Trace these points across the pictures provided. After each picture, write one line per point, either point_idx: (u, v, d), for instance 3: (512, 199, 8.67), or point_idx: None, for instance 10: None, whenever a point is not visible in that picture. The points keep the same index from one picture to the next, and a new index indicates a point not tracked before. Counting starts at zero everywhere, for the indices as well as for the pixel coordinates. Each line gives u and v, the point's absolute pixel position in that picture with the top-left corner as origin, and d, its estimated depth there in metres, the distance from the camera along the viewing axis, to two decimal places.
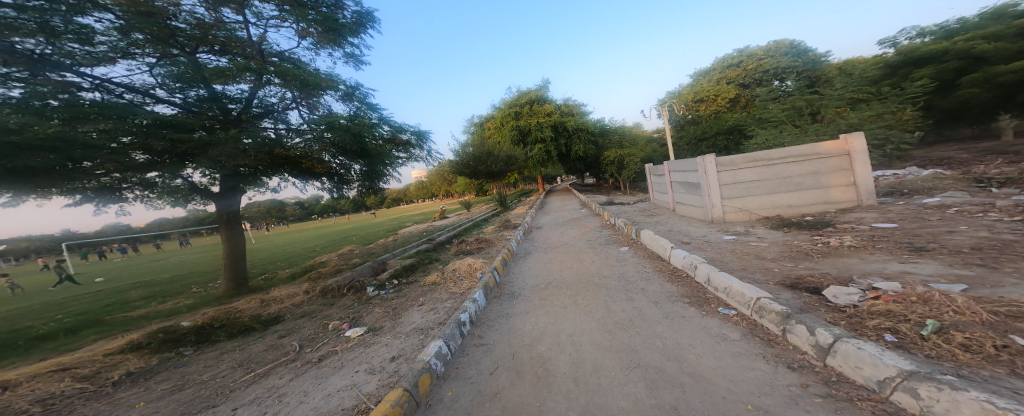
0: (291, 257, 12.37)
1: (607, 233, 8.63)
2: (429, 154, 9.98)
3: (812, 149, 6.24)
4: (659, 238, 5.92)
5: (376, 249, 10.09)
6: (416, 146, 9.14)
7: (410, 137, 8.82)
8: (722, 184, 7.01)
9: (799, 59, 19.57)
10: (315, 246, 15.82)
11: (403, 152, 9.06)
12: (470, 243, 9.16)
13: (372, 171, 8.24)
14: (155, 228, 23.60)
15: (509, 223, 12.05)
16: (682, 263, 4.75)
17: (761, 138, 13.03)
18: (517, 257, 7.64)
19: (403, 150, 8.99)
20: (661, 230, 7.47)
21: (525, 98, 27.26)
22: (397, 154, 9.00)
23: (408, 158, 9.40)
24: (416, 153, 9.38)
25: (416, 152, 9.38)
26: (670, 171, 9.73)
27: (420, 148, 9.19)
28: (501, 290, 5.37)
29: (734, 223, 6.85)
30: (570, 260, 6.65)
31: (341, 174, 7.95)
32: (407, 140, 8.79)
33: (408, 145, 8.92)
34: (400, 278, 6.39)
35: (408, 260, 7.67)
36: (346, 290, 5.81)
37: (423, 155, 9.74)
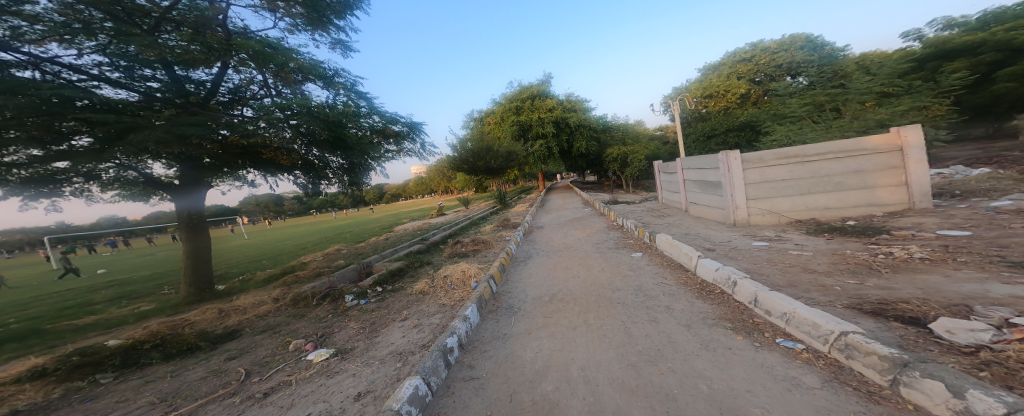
0: (278, 255, 11.66)
1: (614, 235, 7.85)
2: (422, 147, 9.27)
3: (856, 144, 5.46)
4: (679, 244, 5.14)
5: (363, 249, 9.34)
6: (408, 138, 8.45)
7: (401, 128, 8.13)
8: (748, 182, 6.22)
9: (816, 53, 18.67)
10: (305, 244, 15.07)
11: (393, 144, 8.36)
12: (465, 244, 8.42)
13: (357, 165, 7.51)
14: (147, 222, 23.03)
15: (507, 222, 11.29)
16: (711, 275, 3.98)
17: (778, 135, 12.23)
18: (515, 262, 6.87)
19: (393, 141, 8.29)
20: (677, 233, 6.71)
21: (527, 93, 26.43)
22: (387, 146, 8.29)
23: (398, 151, 8.70)
24: (407, 146, 8.69)
25: (407, 146, 8.69)
26: (682, 168, 8.98)
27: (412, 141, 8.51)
28: (497, 303, 4.62)
29: (762, 226, 6.09)
30: (575, 267, 5.89)
31: (321, 167, 7.19)
32: (397, 132, 8.09)
33: (398, 137, 8.22)
34: (384, 284, 5.64)
35: (395, 263, 6.92)
36: (321, 298, 5.02)
37: (415, 149, 9.04)
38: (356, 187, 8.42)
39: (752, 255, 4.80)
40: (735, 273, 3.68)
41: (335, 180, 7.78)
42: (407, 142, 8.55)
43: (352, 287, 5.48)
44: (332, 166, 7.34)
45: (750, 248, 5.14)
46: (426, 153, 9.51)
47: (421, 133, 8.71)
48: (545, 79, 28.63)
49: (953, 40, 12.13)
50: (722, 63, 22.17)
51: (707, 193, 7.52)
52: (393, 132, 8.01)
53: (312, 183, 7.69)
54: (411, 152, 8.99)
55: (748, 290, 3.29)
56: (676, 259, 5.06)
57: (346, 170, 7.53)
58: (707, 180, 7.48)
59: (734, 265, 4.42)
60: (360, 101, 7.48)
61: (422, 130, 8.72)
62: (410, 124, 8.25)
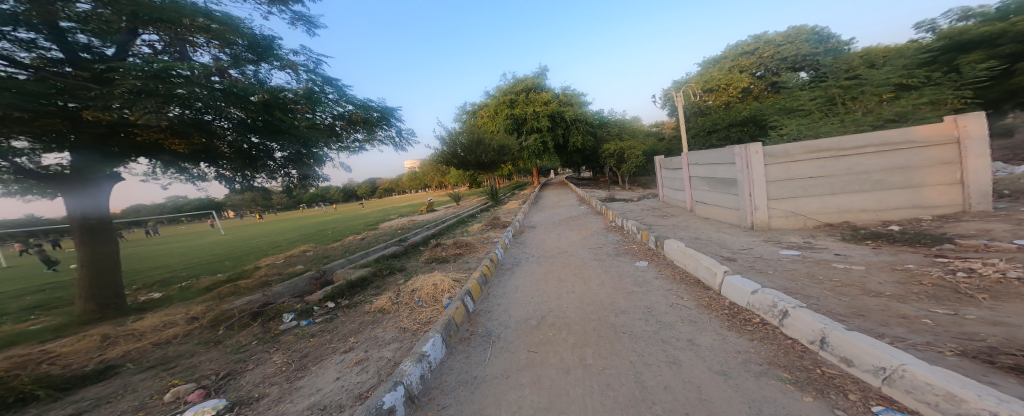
0: (242, 255, 10.60)
1: (614, 239, 6.95)
2: (396, 137, 8.34)
3: (902, 134, 4.60)
4: (695, 254, 4.23)
5: (333, 250, 8.31)
6: (380, 124, 7.54)
7: (372, 115, 7.22)
8: (769, 180, 5.33)
9: (821, 46, 17.90)
10: (279, 242, 13.99)
11: (362, 132, 7.43)
12: (446, 247, 7.45)
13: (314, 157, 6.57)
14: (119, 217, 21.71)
15: (496, 220, 10.36)
16: (747, 299, 3.06)
17: (787, 130, 11.43)
18: (501, 270, 5.95)
19: (362, 129, 7.34)
20: (686, 238, 5.82)
21: (522, 85, 25.36)
22: (355, 134, 7.37)
23: (367, 140, 7.77)
24: (380, 134, 7.77)
25: (378, 133, 7.79)
26: (688, 163, 8.14)
27: (383, 128, 7.63)
28: (472, 328, 3.71)
29: (786, 231, 5.23)
30: (566, 278, 5.01)
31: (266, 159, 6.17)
32: (368, 118, 7.12)
33: (369, 124, 7.27)
34: (338, 299, 4.63)
35: (361, 269, 5.91)
36: (250, 318, 3.94)
37: (387, 137, 8.11)
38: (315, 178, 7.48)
39: (785, 267, 3.91)
40: (785, 300, 2.77)
41: (286, 172, 6.78)
42: (380, 128, 7.63)
43: (298, 302, 4.47)
44: (278, 157, 6.30)
45: (779, 258, 4.27)
46: (402, 142, 8.57)
47: (396, 120, 7.76)
48: (541, 71, 27.54)
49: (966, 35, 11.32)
50: (724, 57, 21.30)
51: (717, 192, 6.66)
52: (363, 119, 7.06)
53: (255, 175, 6.62)
54: (385, 140, 8.05)
55: (812, 327, 2.37)
56: (692, 274, 4.16)
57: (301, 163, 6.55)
58: (717, 177, 6.61)
59: (766, 282, 3.52)
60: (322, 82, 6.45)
61: (397, 116, 7.77)
62: (383, 109, 7.31)
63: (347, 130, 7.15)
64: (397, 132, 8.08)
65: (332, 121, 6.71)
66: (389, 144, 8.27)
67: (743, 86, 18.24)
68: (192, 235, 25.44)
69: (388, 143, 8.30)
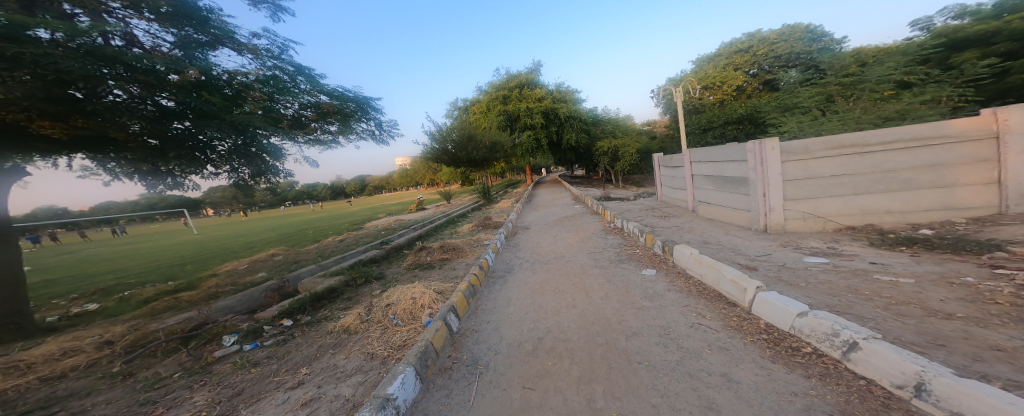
0: (208, 259, 9.73)
1: (614, 242, 6.41)
2: (376, 131, 7.65)
3: (935, 129, 4.17)
4: (714, 264, 3.72)
5: (306, 253, 7.56)
6: (357, 115, 6.84)
7: (345, 107, 6.51)
8: (786, 179, 4.83)
9: (814, 44, 17.76)
10: (253, 243, 13.07)
11: (334, 123, 6.72)
12: (431, 250, 6.78)
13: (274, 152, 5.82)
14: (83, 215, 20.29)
15: (488, 220, 9.71)
16: (793, 322, 2.54)
17: (786, 128, 11.14)
18: (492, 279, 5.37)
19: (335, 120, 6.64)
20: (694, 242, 5.30)
21: (514, 81, 24.72)
22: (326, 127, 6.66)
23: (340, 133, 7.05)
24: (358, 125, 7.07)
25: (353, 127, 7.08)
26: (690, 161, 7.67)
27: (359, 120, 6.93)
28: (456, 356, 3.14)
29: (804, 234, 4.76)
30: (562, 291, 4.48)
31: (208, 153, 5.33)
32: (340, 109, 6.42)
33: (343, 115, 6.57)
34: (297, 315, 3.95)
35: (333, 276, 5.22)
36: (181, 342, 3.22)
37: (365, 130, 7.40)
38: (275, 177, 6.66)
39: (819, 277, 3.40)
40: (850, 328, 2.24)
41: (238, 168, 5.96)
42: (357, 120, 6.93)
43: (247, 320, 3.76)
44: (223, 151, 5.45)
45: (806, 266, 3.77)
46: (383, 136, 7.89)
47: (374, 111, 7.06)
48: (534, 67, 26.88)
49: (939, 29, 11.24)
50: (718, 54, 21.10)
51: (724, 192, 6.19)
52: (335, 110, 6.35)
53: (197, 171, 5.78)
54: (363, 133, 7.35)
55: (900, 367, 1.83)
56: (712, 286, 3.64)
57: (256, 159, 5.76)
58: (724, 176, 6.14)
59: (803, 298, 2.99)
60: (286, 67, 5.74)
61: (376, 107, 7.06)
62: (359, 99, 6.61)
63: (316, 122, 6.44)
64: (377, 124, 7.38)
65: (296, 112, 5.98)
66: (368, 137, 7.58)
67: (737, 84, 18.10)
68: (164, 234, 23.98)
69: (367, 136, 7.61)
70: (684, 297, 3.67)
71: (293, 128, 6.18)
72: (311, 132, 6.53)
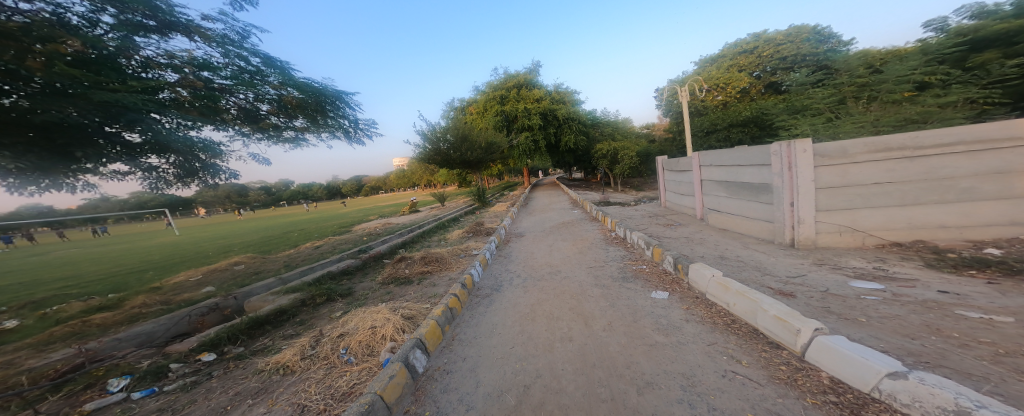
0: (174, 265, 8.96)
1: (616, 256, 5.70)
2: (351, 126, 6.95)
3: (1005, 129, 3.46)
4: (744, 291, 3.01)
5: (274, 261, 6.81)
6: (326, 111, 6.19)
7: (310, 99, 5.80)
8: (819, 187, 4.11)
9: (823, 45, 17.20)
10: (229, 247, 12.28)
11: (299, 118, 6.05)
12: (411, 261, 6.03)
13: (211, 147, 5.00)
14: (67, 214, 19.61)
15: (479, 226, 8.98)
16: (878, 383, 1.84)
17: (795, 128, 10.58)
18: (474, 298, 4.66)
19: (300, 115, 5.95)
20: (710, 257, 4.60)
21: (513, 81, 24.10)
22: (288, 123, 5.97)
23: (307, 129, 6.34)
24: (329, 122, 6.44)
25: (323, 122, 6.38)
26: (699, 165, 6.99)
27: (327, 114, 6.25)
28: (413, 411, 2.43)
29: (839, 251, 4.07)
30: (554, 319, 3.77)
31: (113, 150, 4.36)
32: (305, 103, 5.77)
33: (308, 109, 5.91)
34: (224, 348, 3.20)
35: (289, 293, 4.46)
36: (47, 390, 2.44)
37: (338, 126, 6.69)
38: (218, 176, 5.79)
39: (878, 310, 2.70)
40: (982, 404, 1.55)
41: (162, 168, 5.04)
42: (325, 116, 6.27)
43: (153, 356, 3.01)
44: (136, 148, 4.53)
45: (856, 292, 3.07)
46: (357, 135, 7.25)
47: (345, 106, 6.44)
48: (534, 68, 26.29)
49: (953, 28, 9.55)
50: (722, 56, 20.71)
51: (740, 199, 5.49)
52: (298, 103, 5.68)
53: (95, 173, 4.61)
54: (334, 130, 6.70)
55: None
56: (743, 317, 2.94)
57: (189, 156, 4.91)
58: (740, 182, 5.44)
59: (871, 342, 2.27)
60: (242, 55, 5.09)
61: (349, 101, 6.44)
62: (328, 94, 5.98)
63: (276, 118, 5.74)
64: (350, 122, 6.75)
65: (249, 104, 5.26)
66: (340, 136, 6.93)
67: (742, 85, 17.65)
68: (149, 234, 23.14)
69: (339, 135, 6.97)
70: (708, 331, 2.94)
71: (245, 122, 5.44)
72: (269, 128, 5.81)
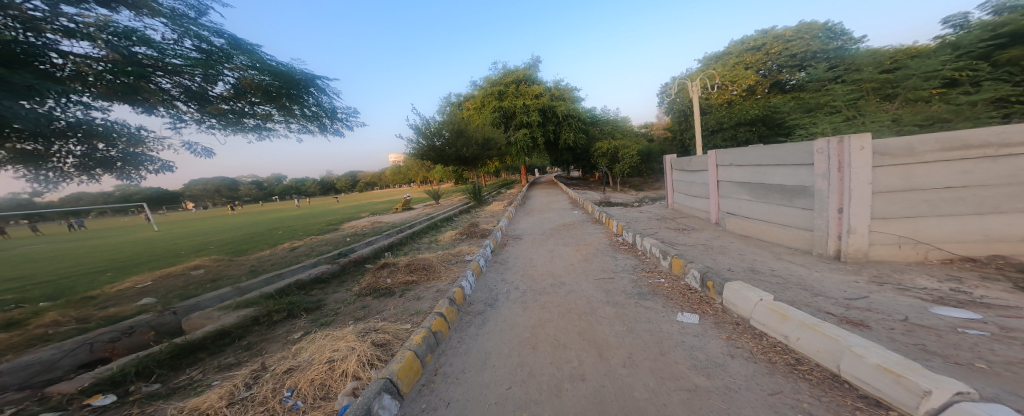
0: (135, 267, 8.10)
1: (627, 265, 5.01)
2: (327, 114, 6.18)
3: None
4: (817, 326, 2.33)
5: (241, 265, 6.04)
6: (296, 99, 5.46)
7: (272, 82, 4.98)
8: (877, 191, 3.44)
9: (833, 43, 16.66)
10: (206, 245, 11.47)
11: (263, 106, 5.28)
12: (394, 268, 5.30)
13: (122, 131, 4.02)
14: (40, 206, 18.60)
15: (474, 227, 8.26)
16: None
17: (810, 126, 9.97)
18: (464, 317, 3.95)
19: (261, 100, 5.13)
20: (740, 270, 3.93)
21: (512, 76, 23.34)
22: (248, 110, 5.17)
23: (271, 116, 5.52)
24: (300, 112, 5.70)
25: (291, 109, 5.57)
26: (715, 164, 6.34)
27: (295, 100, 5.45)
28: None
29: (899, 266, 3.41)
30: (561, 349, 3.07)
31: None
32: (268, 87, 4.99)
33: (275, 96, 5.16)
34: (128, 389, 2.45)
35: (241, 308, 3.71)
36: None
37: (311, 114, 5.92)
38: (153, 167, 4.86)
39: (995, 353, 2.03)
40: None
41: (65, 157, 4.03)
42: (295, 105, 5.54)
43: (22, 403, 2.28)
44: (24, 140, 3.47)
45: (947, 324, 2.41)
46: (332, 127, 6.51)
47: (319, 93, 5.73)
48: (534, 63, 25.53)
49: (979, 22, 8.43)
50: (728, 53, 20.12)
51: (766, 203, 4.84)
52: (262, 89, 4.93)
53: None
54: (306, 121, 5.97)
55: None
56: (813, 357, 2.28)
57: (103, 141, 3.94)
58: (767, 184, 4.79)
59: (1019, 408, 1.61)
60: (196, 32, 4.32)
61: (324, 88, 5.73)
62: (299, 79, 5.27)
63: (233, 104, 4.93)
64: (325, 112, 6.03)
65: (197, 85, 4.43)
66: (313, 127, 6.20)
67: (748, 83, 17.09)
68: (127, 228, 22.04)
69: (312, 126, 6.21)
70: (765, 374, 2.26)
71: (190, 105, 4.57)
72: (223, 115, 4.97)
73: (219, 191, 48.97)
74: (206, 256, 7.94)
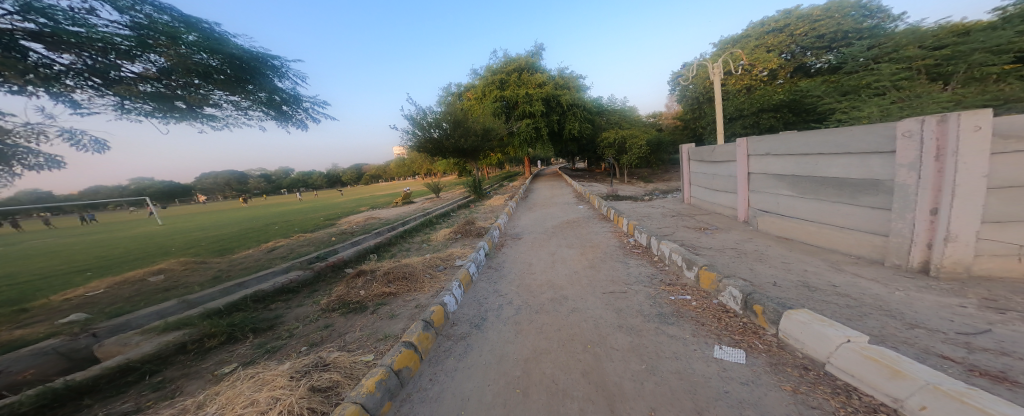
0: (106, 269, 7.54)
1: (644, 276, 4.20)
2: (284, 100, 5.49)
3: None
4: (966, 399, 1.50)
5: (207, 269, 5.43)
6: (245, 83, 4.86)
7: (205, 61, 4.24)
8: (989, 186, 2.56)
9: (867, 21, 15.13)
10: (195, 243, 11.06)
11: (204, 91, 4.59)
12: (371, 277, 4.59)
13: None
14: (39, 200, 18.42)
15: (469, 224, 7.50)
16: None
17: (846, 111, 8.83)
18: (443, 344, 3.23)
19: (196, 82, 4.39)
20: (792, 286, 3.08)
21: (514, 65, 22.27)
22: (185, 97, 4.47)
23: (212, 101, 4.77)
24: (251, 98, 5.04)
25: (236, 93, 4.82)
26: (744, 154, 5.42)
27: (235, 83, 4.70)
28: None
29: (1017, 285, 2.55)
30: (562, 397, 2.32)
31: None
32: (202, 67, 4.26)
33: (217, 81, 4.50)
34: None
35: (168, 332, 3.06)
36: None
37: (261, 99, 5.18)
38: (35, 162, 4.20)
39: None
40: None
41: None
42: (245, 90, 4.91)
43: None
44: None
45: None
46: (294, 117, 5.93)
47: (274, 77, 5.17)
48: (535, 50, 24.32)
49: None
50: (748, 35, 18.66)
51: (816, 200, 3.94)
52: (202, 72, 4.30)
53: None
54: (262, 109, 5.39)
55: None
56: None
57: None
58: (818, 178, 3.89)
59: None
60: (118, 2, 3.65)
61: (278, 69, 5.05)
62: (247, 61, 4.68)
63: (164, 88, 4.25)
64: (284, 99, 5.46)
65: (104, 61, 3.70)
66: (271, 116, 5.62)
67: (770, 66, 15.74)
68: (129, 223, 21.88)
69: (270, 113, 5.60)
70: None
71: (99, 84, 3.86)
72: (151, 101, 4.30)
73: (227, 184, 49.32)
74: (180, 258, 7.34)
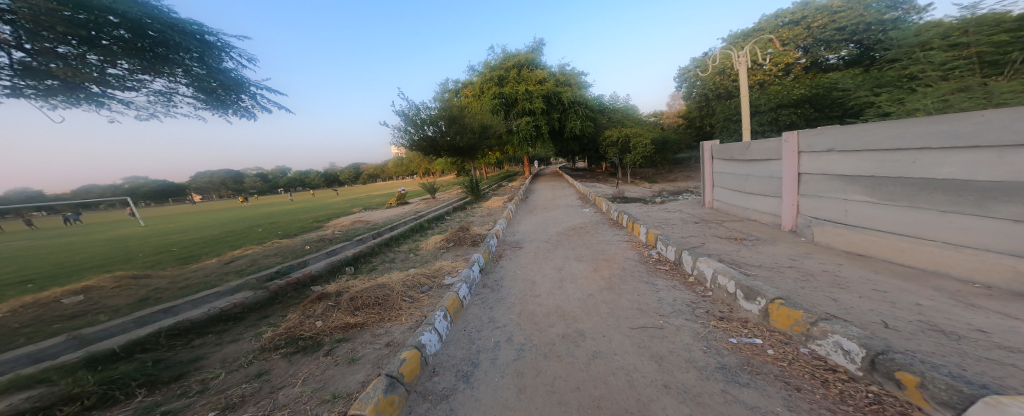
0: (43, 282, 6.52)
1: (684, 307, 3.25)
2: (211, 84, 4.83)
3: None
4: None
5: (143, 285, 4.51)
6: (156, 58, 4.25)
7: (91, 27, 3.57)
8: None
9: (892, 10, 13.96)
10: (163, 248, 10.06)
11: (96, 66, 3.91)
12: (334, 301, 3.64)
13: None
14: (9, 199, 17.33)
15: (463, 231, 6.55)
16: None
17: (889, 103, 7.79)
18: (416, 410, 2.27)
19: (80, 52, 3.70)
20: (920, 330, 2.13)
21: (513, 60, 21.36)
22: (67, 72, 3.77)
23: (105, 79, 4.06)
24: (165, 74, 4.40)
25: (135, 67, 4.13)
26: (792, 151, 4.47)
27: (132, 54, 4.03)
28: None
29: None
30: None
31: None
32: (86, 35, 3.58)
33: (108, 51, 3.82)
34: None
35: (10, 394, 2.20)
36: None
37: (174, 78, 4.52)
38: None
39: None
40: None
41: None
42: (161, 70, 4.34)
43: None
44: None
45: None
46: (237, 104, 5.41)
47: (198, 56, 4.52)
48: (535, 45, 23.49)
49: None
50: (761, 29, 17.83)
51: (911, 208, 3.06)
52: (86, 38, 3.63)
53: None
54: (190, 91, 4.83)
55: None
56: None
57: None
58: (916, 180, 3.01)
59: None
60: None
61: (196, 45, 4.42)
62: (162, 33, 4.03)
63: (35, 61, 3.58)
64: (216, 83, 4.86)
65: None
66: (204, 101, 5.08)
67: (785, 60, 14.98)
68: (110, 223, 20.87)
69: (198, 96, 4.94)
70: None
71: None
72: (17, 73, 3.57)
73: (222, 184, 48.48)
74: (128, 269, 6.36)
